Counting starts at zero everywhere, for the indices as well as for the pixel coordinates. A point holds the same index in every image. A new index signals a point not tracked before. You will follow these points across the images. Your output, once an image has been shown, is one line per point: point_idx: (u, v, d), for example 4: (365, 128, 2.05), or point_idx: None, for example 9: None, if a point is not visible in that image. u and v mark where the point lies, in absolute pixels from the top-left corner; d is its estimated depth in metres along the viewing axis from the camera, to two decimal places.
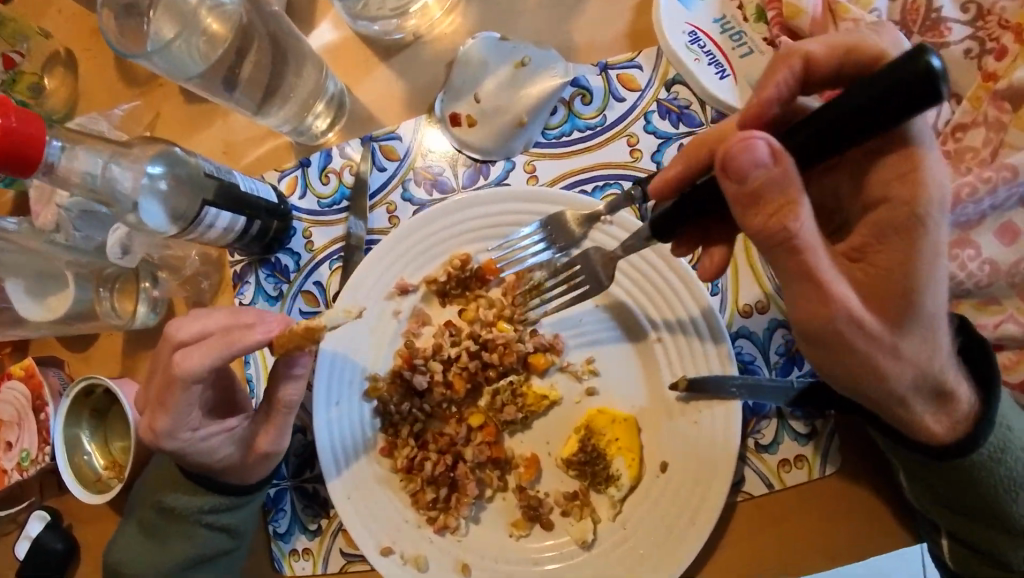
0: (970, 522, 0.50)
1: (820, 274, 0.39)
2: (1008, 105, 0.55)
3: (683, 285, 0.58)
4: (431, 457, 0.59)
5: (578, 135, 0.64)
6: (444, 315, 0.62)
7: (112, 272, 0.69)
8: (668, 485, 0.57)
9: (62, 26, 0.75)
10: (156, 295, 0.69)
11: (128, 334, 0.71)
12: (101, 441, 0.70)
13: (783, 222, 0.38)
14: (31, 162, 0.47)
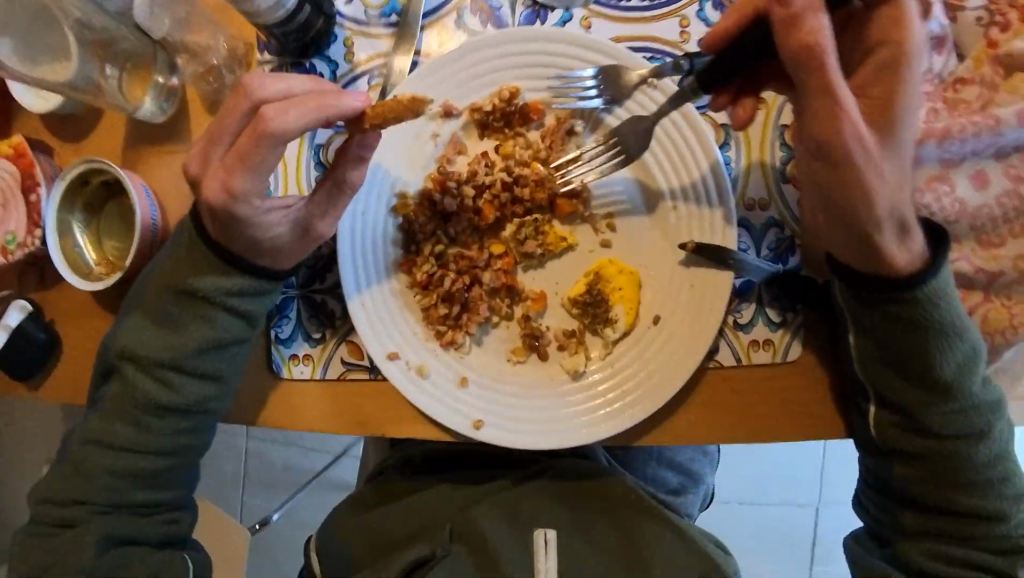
0: (897, 377, 0.57)
1: (839, 99, 0.45)
2: (1003, 70, 0.62)
3: (700, 145, 0.61)
4: (450, 274, 0.63)
5: (637, 4, 0.64)
6: (481, 148, 0.64)
7: (123, 50, 0.65)
8: (661, 334, 0.63)
9: None
10: (173, 84, 0.66)
11: (133, 124, 0.68)
12: (94, 236, 0.67)
13: (816, 38, 0.44)
14: None
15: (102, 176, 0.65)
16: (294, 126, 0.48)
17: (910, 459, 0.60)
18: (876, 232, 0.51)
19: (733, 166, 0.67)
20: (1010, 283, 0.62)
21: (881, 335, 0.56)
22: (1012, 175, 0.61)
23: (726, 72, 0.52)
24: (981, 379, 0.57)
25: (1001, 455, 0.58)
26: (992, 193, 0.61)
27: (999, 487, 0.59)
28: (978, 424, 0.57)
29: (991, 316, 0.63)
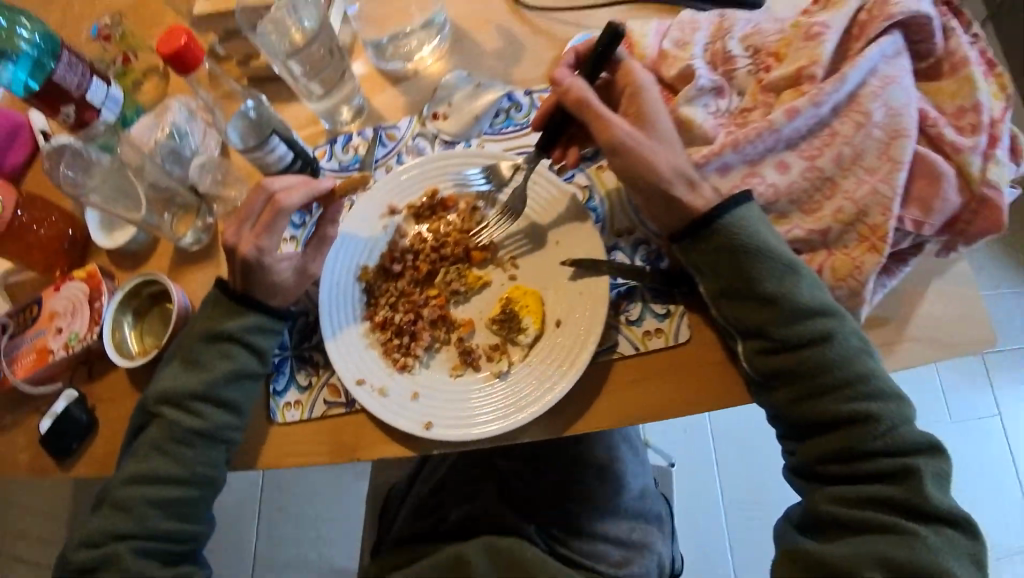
0: (734, 299, 0.72)
1: (604, 118, 0.74)
2: (772, 95, 0.86)
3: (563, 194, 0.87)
4: (400, 314, 0.85)
5: (512, 129, 0.97)
6: (417, 229, 0.91)
7: (178, 203, 1.07)
8: (565, 331, 0.81)
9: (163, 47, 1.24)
10: (208, 221, 1.07)
11: (178, 255, 1.07)
12: (134, 328, 1.01)
13: (579, 93, 0.76)
14: (186, 68, 0.85)
15: (149, 290, 1.01)
16: (293, 201, 0.79)
17: (782, 380, 0.70)
18: (670, 189, 0.73)
19: (600, 208, 0.90)
20: (840, 235, 0.83)
21: (713, 270, 0.72)
22: (806, 156, 0.83)
23: (554, 134, 0.85)
24: (808, 289, 0.69)
25: (852, 357, 0.68)
26: (795, 173, 0.84)
27: (863, 390, 0.67)
28: (817, 328, 0.68)
29: (837, 266, 0.84)
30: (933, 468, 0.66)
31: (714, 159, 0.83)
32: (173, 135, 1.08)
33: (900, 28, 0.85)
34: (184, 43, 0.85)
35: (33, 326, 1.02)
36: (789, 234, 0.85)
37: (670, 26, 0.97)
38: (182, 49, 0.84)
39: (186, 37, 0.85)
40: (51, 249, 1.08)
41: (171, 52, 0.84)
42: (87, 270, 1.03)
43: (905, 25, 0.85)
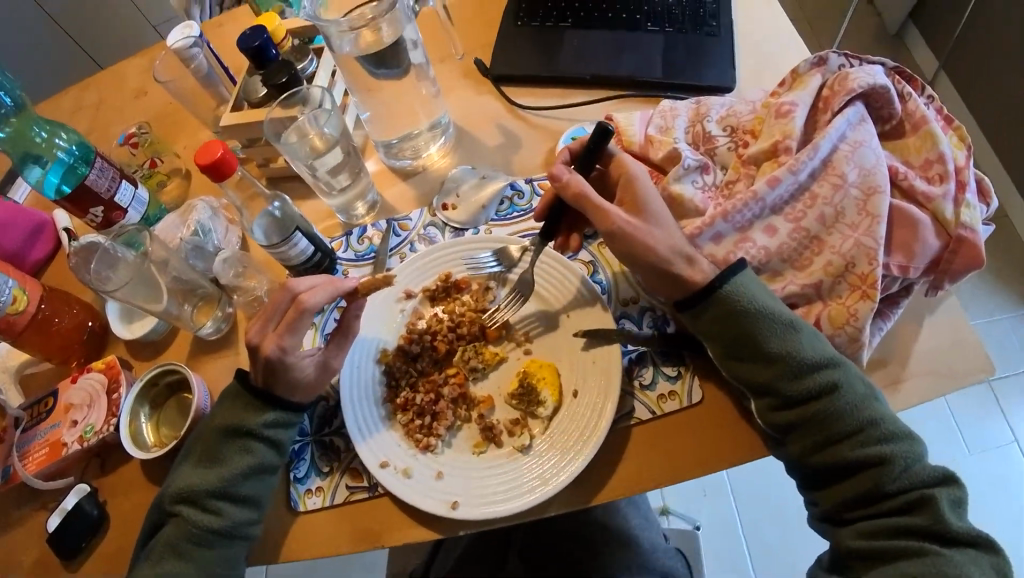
0: (744, 361, 0.75)
1: (604, 209, 0.76)
2: (753, 167, 0.94)
3: (568, 268, 0.92)
4: (421, 394, 0.87)
5: (516, 215, 1.04)
6: (433, 310, 0.96)
7: (200, 292, 1.12)
8: (580, 403, 0.84)
9: (186, 153, 1.38)
10: (229, 310, 1.12)
11: (195, 343, 1.13)
12: (151, 421, 1.06)
13: (578, 188, 0.77)
14: (221, 174, 0.91)
15: (165, 380, 1.07)
16: (317, 301, 0.80)
17: (797, 434, 0.75)
18: (673, 268, 0.77)
19: (606, 281, 0.95)
20: (832, 287, 0.88)
21: (720, 336, 0.76)
22: (791, 219, 0.90)
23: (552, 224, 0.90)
24: (809, 344, 0.74)
25: (859, 402, 0.74)
26: (783, 234, 0.89)
27: (873, 432, 0.73)
28: (825, 382, 0.73)
29: (834, 314, 0.88)
30: (948, 495, 0.71)
31: (707, 229, 0.90)
32: (197, 232, 1.16)
33: (861, 100, 0.95)
34: (221, 152, 0.91)
35: (48, 418, 1.08)
36: (785, 290, 0.89)
37: (653, 114, 1.08)
38: (220, 159, 0.90)
39: (222, 149, 0.91)
40: (71, 340, 1.14)
41: (208, 161, 0.90)
42: (107, 361, 1.10)
43: (865, 96, 0.95)
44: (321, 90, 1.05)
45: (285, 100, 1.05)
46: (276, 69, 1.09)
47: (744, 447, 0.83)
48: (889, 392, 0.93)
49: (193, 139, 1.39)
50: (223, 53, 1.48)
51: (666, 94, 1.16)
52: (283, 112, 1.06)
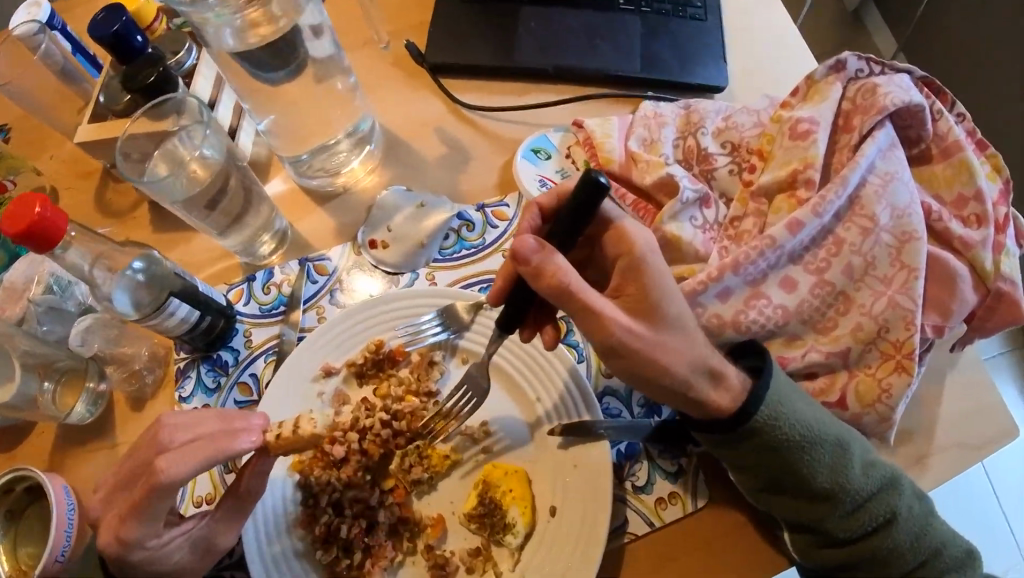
0: (784, 496, 0.65)
1: (599, 311, 0.57)
2: (764, 200, 0.80)
3: (552, 357, 0.71)
4: (347, 521, 0.65)
5: (466, 253, 0.81)
6: (361, 393, 0.73)
7: (61, 365, 0.82)
8: (560, 527, 0.64)
9: (51, 167, 1.03)
10: (100, 389, 0.83)
11: (61, 430, 0.84)
12: (6, 546, 0.70)
13: (561, 278, 0.56)
14: (46, 242, 0.64)
15: (25, 482, 0.72)
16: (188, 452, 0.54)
17: (846, 573, 0.65)
18: (692, 386, 0.61)
19: (584, 345, 0.76)
20: (861, 356, 0.76)
21: (756, 468, 0.65)
22: (812, 269, 0.77)
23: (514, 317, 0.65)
24: (861, 470, 0.64)
25: (919, 532, 0.64)
26: (803, 290, 0.76)
27: (934, 566, 0.64)
28: (880, 514, 0.64)
29: (862, 389, 0.75)
30: None
31: (713, 284, 0.74)
32: (51, 287, 0.87)
33: (891, 119, 0.82)
34: (39, 210, 0.64)
35: None
36: (805, 358, 0.76)
37: (633, 121, 0.87)
38: (39, 220, 0.63)
39: (41, 204, 0.64)
40: None
41: (21, 228, 0.63)
42: None
43: (895, 115, 0.82)
44: (196, 102, 0.80)
45: (150, 110, 0.80)
46: (141, 65, 0.86)
47: (759, 564, 0.68)
48: (916, 470, 0.80)
49: (60, 148, 1.05)
50: (73, 31, 1.12)
51: (646, 94, 0.94)
52: (147, 125, 0.81)
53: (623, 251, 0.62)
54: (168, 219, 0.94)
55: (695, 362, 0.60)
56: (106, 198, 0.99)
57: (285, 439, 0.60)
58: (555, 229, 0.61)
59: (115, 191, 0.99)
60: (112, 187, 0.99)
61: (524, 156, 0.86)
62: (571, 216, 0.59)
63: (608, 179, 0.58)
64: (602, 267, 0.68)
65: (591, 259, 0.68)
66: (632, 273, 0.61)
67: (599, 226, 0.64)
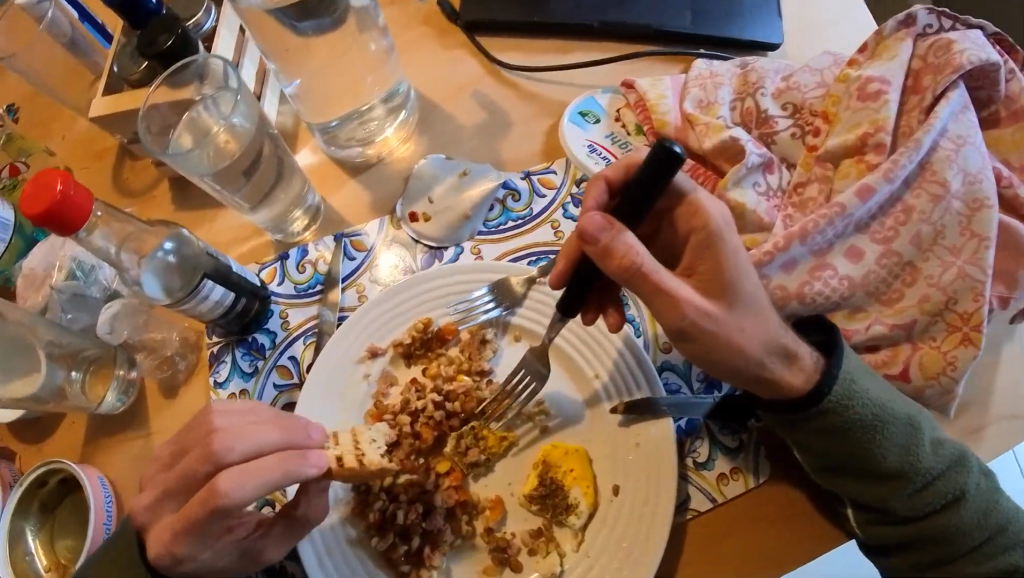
0: (848, 475, 0.62)
1: (671, 292, 0.54)
2: (830, 164, 0.75)
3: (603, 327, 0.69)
4: (403, 506, 0.63)
5: (512, 224, 0.77)
6: (410, 373, 0.71)
7: (88, 354, 0.80)
8: (623, 507, 0.62)
9: (64, 148, 0.99)
10: (131, 376, 0.81)
11: (92, 420, 0.82)
12: (45, 539, 0.73)
13: (632, 259, 0.53)
14: (71, 221, 0.59)
15: (59, 476, 0.74)
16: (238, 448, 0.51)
17: (907, 549, 0.62)
18: (766, 368, 0.58)
19: (639, 320, 0.74)
20: (925, 328, 0.72)
21: (822, 447, 0.62)
22: (879, 239, 0.73)
23: (575, 298, 0.62)
24: (931, 448, 0.61)
25: (987, 509, 0.61)
26: (870, 260, 0.72)
27: (1001, 542, 0.61)
28: (949, 492, 0.61)
29: (925, 361, 0.71)
30: None
31: (779, 254, 0.71)
32: (73, 273, 0.84)
33: (964, 78, 0.77)
34: (62, 187, 0.58)
35: None
36: (870, 331, 0.72)
37: (687, 81, 0.82)
38: (62, 198, 0.58)
39: (63, 180, 0.59)
40: None
41: (43, 207, 0.57)
42: None
43: (968, 75, 0.76)
44: (221, 63, 0.74)
45: (174, 76, 0.75)
46: (156, 28, 0.79)
47: (824, 539, 0.66)
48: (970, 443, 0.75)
49: (70, 128, 1.00)
50: None
51: (697, 52, 0.88)
52: (169, 94, 0.76)
53: (697, 228, 0.58)
54: (192, 195, 0.90)
55: (769, 344, 0.57)
56: (122, 176, 0.94)
57: (346, 465, 0.56)
58: (623, 205, 0.56)
59: (132, 169, 0.94)
60: (129, 164, 0.95)
61: (572, 120, 0.81)
62: (642, 191, 0.55)
63: (682, 150, 0.53)
64: (667, 244, 0.64)
65: (656, 237, 0.64)
66: (707, 250, 0.57)
67: (671, 200, 0.60)
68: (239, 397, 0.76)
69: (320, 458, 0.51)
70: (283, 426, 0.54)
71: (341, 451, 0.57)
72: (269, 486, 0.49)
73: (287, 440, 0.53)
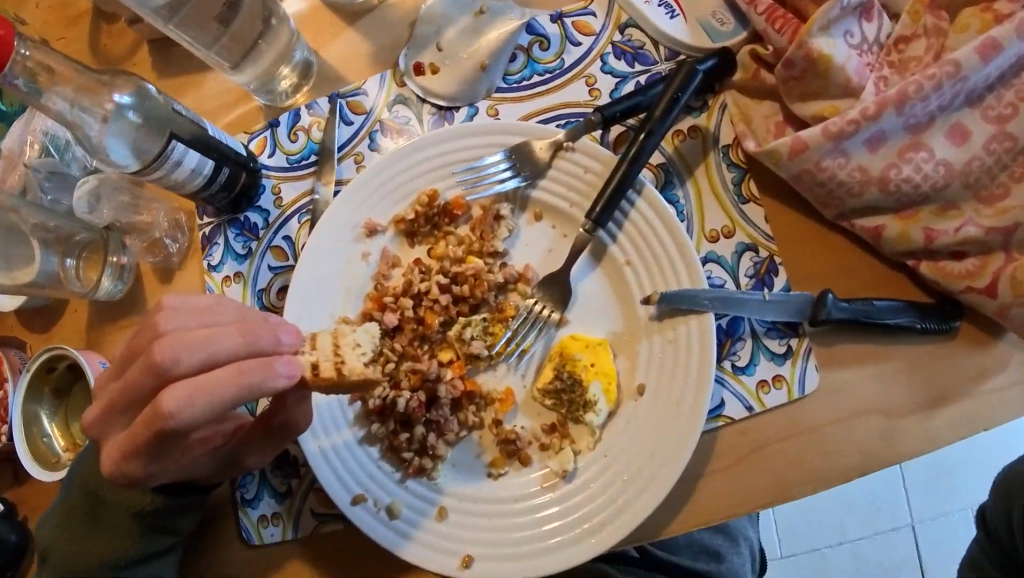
0: None
1: None
2: (945, 14, 0.57)
3: (643, 207, 0.58)
4: (403, 393, 0.57)
5: (538, 80, 0.64)
6: (414, 255, 0.63)
7: (81, 239, 0.75)
8: (649, 407, 0.56)
9: (37, 17, 0.84)
10: (124, 261, 0.75)
11: (92, 306, 0.77)
12: (61, 421, 0.72)
13: None
14: None
15: (66, 362, 0.71)
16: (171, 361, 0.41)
17: None
18: None
19: (684, 204, 0.63)
20: None
21: None
22: (993, 117, 0.57)
23: (620, 186, 0.57)
24: None
25: None
26: (976, 143, 0.57)
27: None
28: None
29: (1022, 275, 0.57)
30: None
31: (866, 126, 0.57)
32: (47, 149, 0.75)
33: None
34: None
35: None
36: (960, 233, 0.58)
37: None
38: None
39: None
40: None
41: None
42: None
43: None
44: None
45: None
46: None
47: (863, 458, 0.59)
48: None
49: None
50: None
51: None
52: None
53: None
54: (172, 55, 0.78)
55: None
56: (101, 43, 0.81)
57: (321, 376, 0.46)
58: (660, 97, 0.58)
59: (109, 35, 0.81)
60: (104, 29, 0.81)
61: None
62: None
63: (703, 66, 0.59)
64: None
65: None
66: None
67: None
68: (234, 281, 0.69)
69: (290, 366, 0.42)
70: (246, 330, 0.43)
71: (318, 357, 0.47)
72: (228, 403, 0.41)
73: (247, 347, 0.42)
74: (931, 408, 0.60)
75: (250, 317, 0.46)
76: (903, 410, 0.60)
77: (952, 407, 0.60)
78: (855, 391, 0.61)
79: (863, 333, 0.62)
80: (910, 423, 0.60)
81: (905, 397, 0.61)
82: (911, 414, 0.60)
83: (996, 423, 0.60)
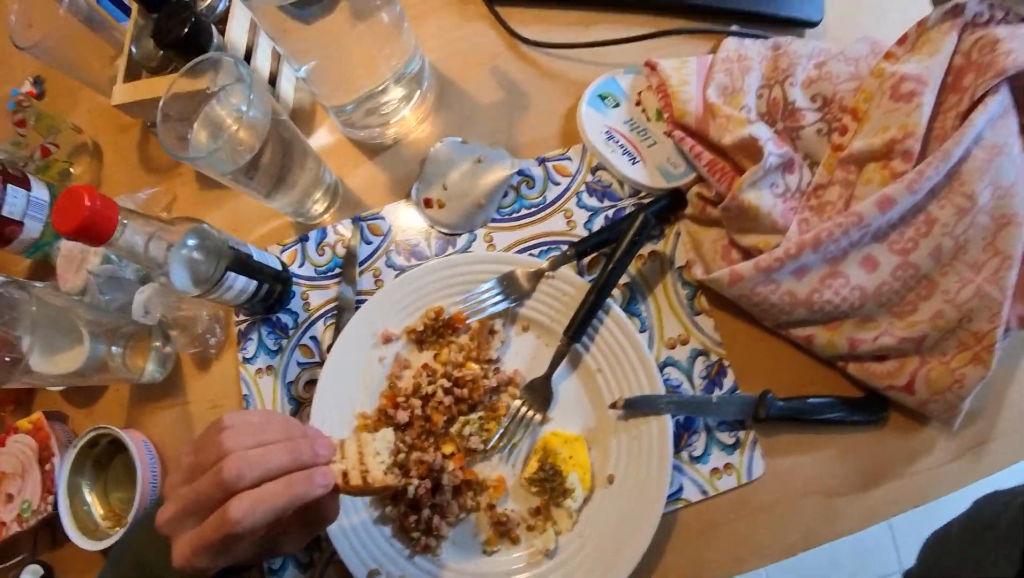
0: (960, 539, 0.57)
1: None
2: (854, 168, 0.71)
3: (611, 325, 0.70)
4: (412, 481, 0.68)
5: (525, 212, 0.77)
6: (422, 358, 0.75)
7: (127, 331, 0.87)
8: (617, 494, 0.67)
9: (89, 122, 0.99)
10: (166, 350, 0.87)
11: (135, 387, 0.89)
12: (100, 491, 0.82)
13: None
14: (100, 236, 0.60)
15: (108, 437, 0.82)
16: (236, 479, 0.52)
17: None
18: None
19: (646, 316, 0.75)
20: (936, 342, 0.69)
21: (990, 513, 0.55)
22: (898, 250, 0.70)
23: (591, 310, 0.69)
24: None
25: None
26: (885, 271, 0.70)
27: None
28: None
29: (934, 376, 0.69)
30: None
31: (790, 262, 0.69)
32: (109, 257, 0.85)
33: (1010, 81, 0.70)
34: (89, 205, 0.59)
35: None
36: (878, 341, 0.70)
37: (713, 64, 0.78)
38: (90, 217, 0.59)
39: (90, 196, 0.60)
40: None
41: (73, 225, 0.59)
42: (33, 418, 0.86)
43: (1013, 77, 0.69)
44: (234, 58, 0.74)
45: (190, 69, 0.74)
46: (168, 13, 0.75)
47: (803, 533, 0.70)
48: (969, 458, 0.71)
49: (93, 101, 0.99)
50: None
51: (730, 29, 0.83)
52: (187, 85, 0.76)
53: None
54: None
55: None
56: (148, 150, 0.96)
57: (351, 481, 0.58)
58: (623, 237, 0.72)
59: (157, 146, 0.95)
60: (153, 139, 0.96)
61: (591, 104, 0.79)
62: None
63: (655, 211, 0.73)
64: None
65: None
66: None
67: None
68: (265, 372, 0.81)
69: (326, 477, 0.53)
70: (291, 448, 0.55)
71: (347, 465, 0.59)
72: (278, 509, 0.52)
73: (294, 459, 0.54)
74: (862, 490, 0.71)
75: (294, 430, 0.58)
76: (837, 491, 0.71)
77: (879, 488, 0.71)
78: (795, 474, 0.72)
79: (800, 425, 0.73)
80: (843, 501, 0.71)
81: (840, 480, 0.71)
82: (845, 494, 0.71)
83: (917, 504, 0.70)
